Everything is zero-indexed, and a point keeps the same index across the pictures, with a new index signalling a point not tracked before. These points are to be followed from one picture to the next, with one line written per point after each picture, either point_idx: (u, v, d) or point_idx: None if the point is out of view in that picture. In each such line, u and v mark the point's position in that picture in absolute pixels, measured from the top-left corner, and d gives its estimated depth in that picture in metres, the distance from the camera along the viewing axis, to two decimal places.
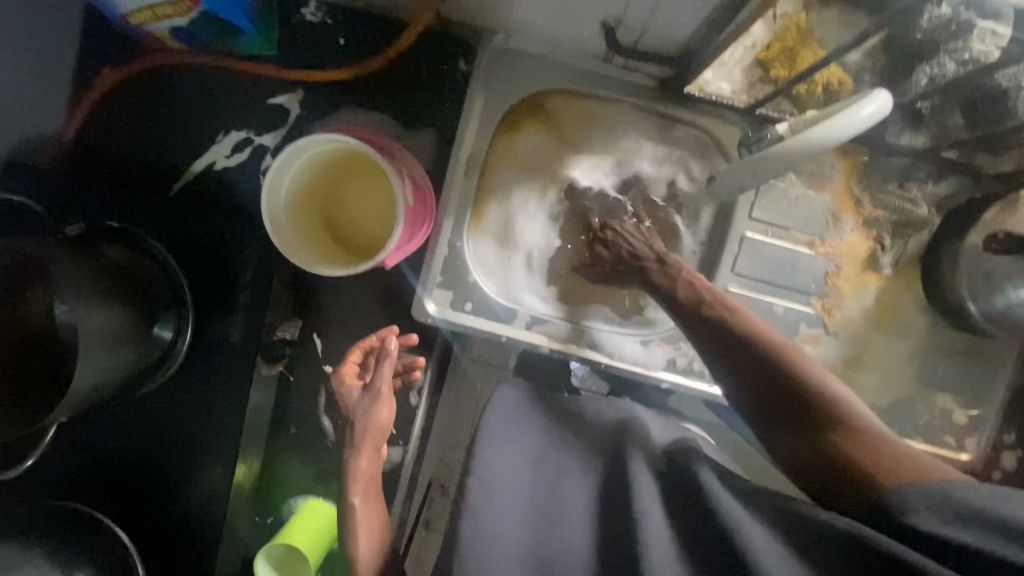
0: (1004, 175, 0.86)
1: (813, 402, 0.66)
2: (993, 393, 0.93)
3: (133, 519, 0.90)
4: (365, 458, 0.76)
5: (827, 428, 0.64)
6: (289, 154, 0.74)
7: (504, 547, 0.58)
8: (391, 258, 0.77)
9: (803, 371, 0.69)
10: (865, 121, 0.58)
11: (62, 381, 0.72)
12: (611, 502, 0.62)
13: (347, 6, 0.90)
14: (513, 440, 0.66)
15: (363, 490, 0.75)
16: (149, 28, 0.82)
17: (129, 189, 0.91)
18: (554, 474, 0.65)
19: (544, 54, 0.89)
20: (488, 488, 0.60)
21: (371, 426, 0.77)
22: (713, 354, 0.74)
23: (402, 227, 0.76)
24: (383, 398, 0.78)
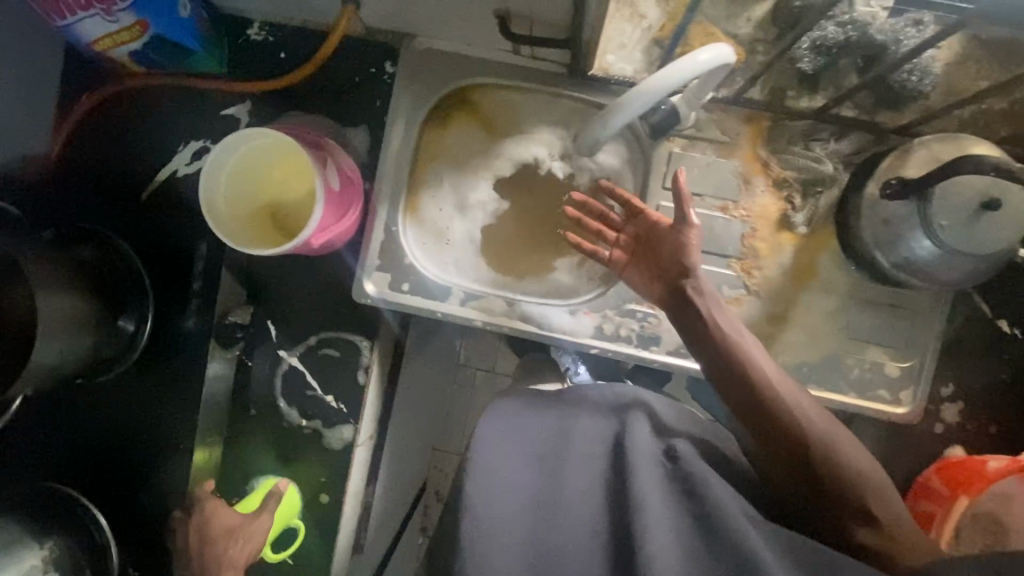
0: (902, 128, 0.89)
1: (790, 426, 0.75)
2: (924, 344, 0.93)
3: (110, 497, 0.98)
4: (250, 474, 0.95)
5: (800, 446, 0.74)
6: (227, 145, 0.84)
7: (503, 544, 0.69)
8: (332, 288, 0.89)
9: (851, 464, 0.74)
10: (701, 66, 0.65)
11: (20, 363, 0.80)
12: (614, 488, 0.72)
13: (285, 24, 1.01)
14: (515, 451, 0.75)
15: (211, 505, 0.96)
16: (112, 54, 0.93)
17: (104, 197, 1.02)
18: (557, 470, 0.75)
19: (460, 52, 0.97)
20: (488, 495, 0.71)
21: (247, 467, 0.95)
22: (755, 429, 0.76)
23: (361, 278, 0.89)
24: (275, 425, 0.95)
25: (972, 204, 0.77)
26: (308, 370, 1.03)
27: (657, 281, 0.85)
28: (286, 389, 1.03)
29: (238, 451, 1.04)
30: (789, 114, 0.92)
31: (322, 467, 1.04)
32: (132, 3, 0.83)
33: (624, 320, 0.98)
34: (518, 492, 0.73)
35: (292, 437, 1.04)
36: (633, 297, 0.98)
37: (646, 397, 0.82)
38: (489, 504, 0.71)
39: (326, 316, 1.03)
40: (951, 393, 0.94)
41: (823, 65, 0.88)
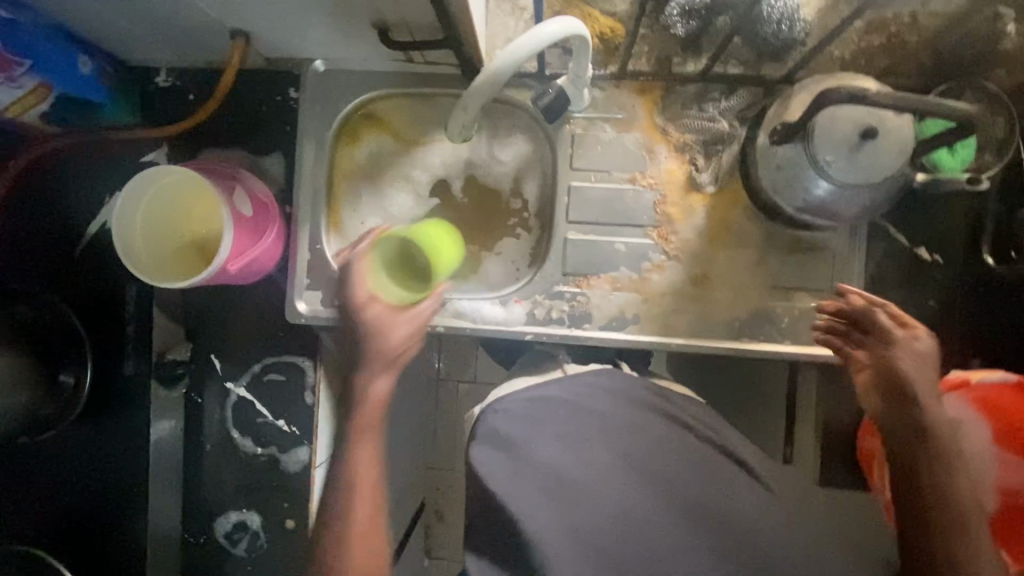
0: (785, 77, 0.91)
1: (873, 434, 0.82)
2: (850, 283, 0.93)
3: (70, 544, 1.01)
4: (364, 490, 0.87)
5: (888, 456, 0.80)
6: (135, 186, 0.86)
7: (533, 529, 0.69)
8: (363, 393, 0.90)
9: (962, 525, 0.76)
10: (550, 37, 0.67)
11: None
12: (633, 469, 0.73)
13: (190, 67, 1.06)
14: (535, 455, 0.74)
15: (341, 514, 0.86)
16: (24, 117, 0.95)
17: (36, 257, 1.04)
18: (580, 455, 0.74)
19: (356, 69, 1.00)
20: (511, 485, 0.72)
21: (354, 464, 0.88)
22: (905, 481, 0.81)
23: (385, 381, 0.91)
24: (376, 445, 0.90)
25: (853, 134, 0.78)
26: (257, 397, 1.04)
27: (868, 371, 0.86)
28: (238, 419, 1.04)
29: (199, 487, 1.04)
30: (677, 79, 0.94)
31: (285, 493, 1.04)
32: (31, 66, 0.86)
33: (554, 303, 0.98)
34: (536, 476, 0.73)
35: (251, 467, 1.04)
36: (560, 279, 0.99)
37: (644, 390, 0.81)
38: (512, 492, 0.72)
39: (266, 342, 1.04)
40: None
41: (697, 28, 0.91)
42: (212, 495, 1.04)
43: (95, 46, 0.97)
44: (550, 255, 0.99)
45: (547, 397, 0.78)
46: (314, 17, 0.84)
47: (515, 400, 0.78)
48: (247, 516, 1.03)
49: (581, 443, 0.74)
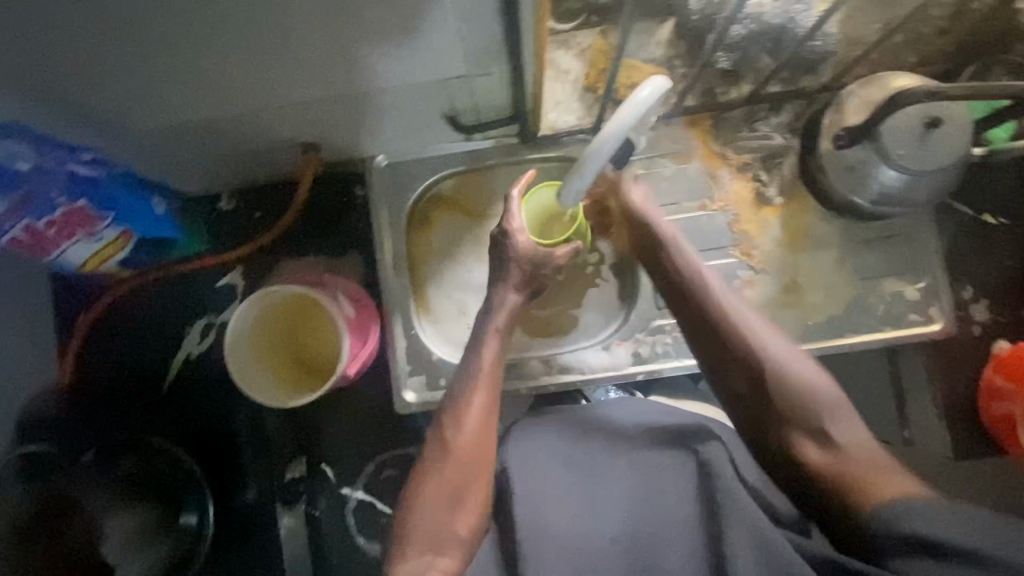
0: (827, 85, 0.97)
1: (826, 409, 0.73)
2: (931, 260, 0.97)
3: None
4: (455, 517, 0.73)
5: (824, 430, 0.72)
6: (244, 308, 0.86)
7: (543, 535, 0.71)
8: (450, 421, 0.79)
9: (830, 438, 0.72)
10: (647, 100, 0.71)
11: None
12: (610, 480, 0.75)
13: (250, 188, 1.09)
14: (523, 475, 0.76)
15: (424, 543, 0.72)
16: (102, 268, 0.97)
17: (130, 403, 1.02)
18: (571, 460, 0.78)
19: (418, 155, 1.03)
20: (526, 490, 0.75)
21: (445, 478, 0.75)
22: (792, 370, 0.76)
23: (470, 409, 0.79)
24: (480, 465, 0.76)
25: (917, 127, 0.84)
26: (375, 497, 1.02)
27: (950, 365, 1.00)
28: (361, 525, 1.01)
29: None
30: (725, 107, 1.00)
31: None
32: (113, 219, 0.87)
33: (656, 338, 1.00)
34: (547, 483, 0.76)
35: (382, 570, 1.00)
36: (656, 314, 1.01)
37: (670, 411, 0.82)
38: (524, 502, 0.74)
39: (376, 437, 1.02)
40: (974, 293, 0.99)
41: (738, 59, 0.97)
42: None
43: (163, 185, 0.98)
44: (640, 293, 1.01)
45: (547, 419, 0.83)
46: (387, 118, 0.88)
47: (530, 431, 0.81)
48: None
49: (579, 479, 0.76)
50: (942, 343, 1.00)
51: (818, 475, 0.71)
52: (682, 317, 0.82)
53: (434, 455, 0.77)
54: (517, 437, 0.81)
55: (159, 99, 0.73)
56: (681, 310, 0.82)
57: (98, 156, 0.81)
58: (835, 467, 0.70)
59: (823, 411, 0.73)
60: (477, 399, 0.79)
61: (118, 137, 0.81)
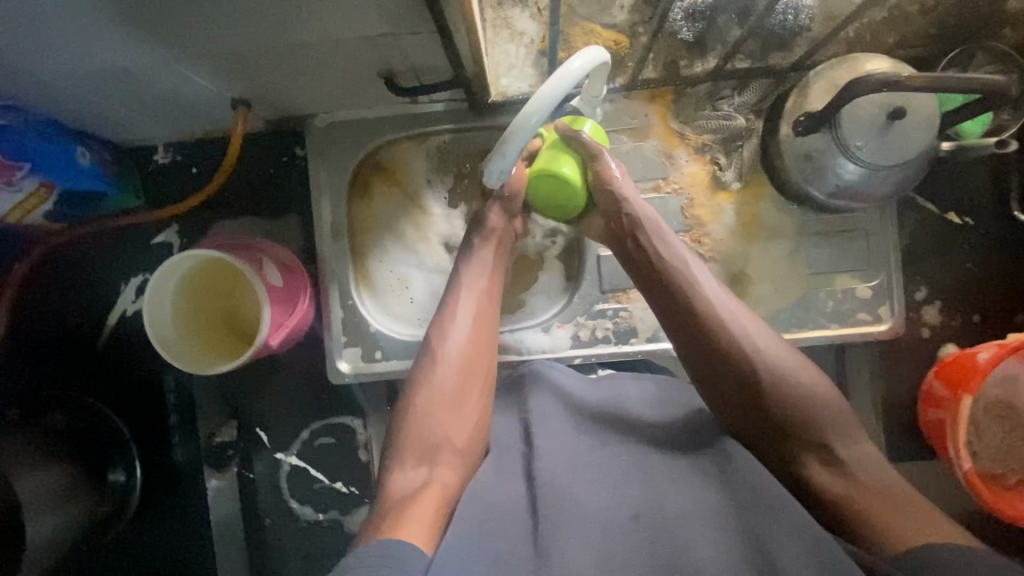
0: (796, 64, 0.91)
1: (828, 422, 0.69)
2: (886, 258, 0.94)
3: None
4: (452, 426, 0.72)
5: (828, 447, 0.67)
6: (164, 273, 0.83)
7: (569, 497, 0.64)
8: (438, 337, 0.78)
9: (837, 446, 0.67)
10: (578, 74, 0.65)
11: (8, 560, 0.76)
12: (618, 445, 0.71)
13: (188, 141, 1.04)
14: (545, 444, 0.70)
15: (419, 451, 0.70)
16: (28, 221, 0.92)
17: (62, 358, 1.01)
18: (601, 430, 0.73)
19: (361, 117, 0.98)
20: (554, 451, 0.69)
21: (439, 391, 0.74)
22: (786, 362, 0.72)
23: (459, 322, 0.79)
24: (475, 375, 0.76)
25: (879, 118, 0.78)
26: (310, 464, 1.02)
27: (894, 364, 0.98)
28: (294, 489, 1.02)
29: (268, 562, 1.02)
30: (687, 82, 0.93)
31: None
32: (30, 169, 0.83)
33: (597, 323, 0.98)
34: (573, 450, 0.70)
35: (315, 533, 1.02)
36: (598, 298, 0.98)
37: (662, 387, 0.80)
38: (548, 461, 0.68)
39: (311, 405, 1.02)
40: (928, 294, 0.96)
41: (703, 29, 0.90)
42: (282, 570, 1.02)
43: (88, 136, 0.93)
44: (585, 276, 0.99)
45: (581, 387, 0.79)
46: (322, 75, 0.83)
47: (560, 393, 0.77)
48: None
49: (598, 445, 0.71)
50: (889, 342, 0.97)
51: (840, 505, 0.65)
52: (688, 345, 0.75)
53: (426, 369, 0.76)
54: (533, 402, 0.76)
55: (63, 52, 0.68)
56: (678, 333, 0.76)
57: (7, 103, 0.76)
58: (845, 489, 0.65)
59: (828, 422, 0.69)
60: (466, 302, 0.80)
61: (28, 93, 0.76)
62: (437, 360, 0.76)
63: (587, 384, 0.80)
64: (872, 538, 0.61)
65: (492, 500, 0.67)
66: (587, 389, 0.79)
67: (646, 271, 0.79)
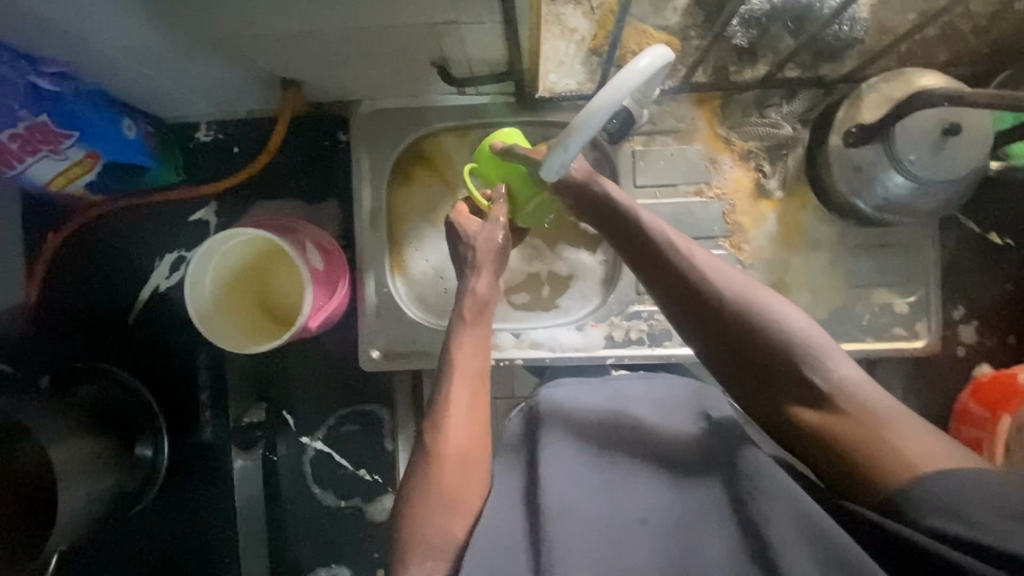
0: (847, 76, 0.91)
1: (804, 352, 0.62)
2: (926, 274, 0.93)
3: None
4: (451, 526, 0.65)
5: (805, 381, 0.62)
6: (205, 253, 0.83)
7: (570, 501, 0.64)
8: (431, 432, 0.68)
9: (818, 378, 0.62)
10: (644, 73, 0.65)
11: (47, 520, 0.78)
12: (622, 471, 0.67)
13: (230, 120, 1.04)
14: (547, 449, 0.69)
15: (422, 553, 0.63)
16: (68, 190, 0.92)
17: (94, 330, 1.00)
18: (603, 434, 0.70)
19: (406, 106, 0.98)
20: (556, 454, 0.68)
21: (436, 495, 0.65)
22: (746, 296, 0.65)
23: (453, 408, 0.69)
24: (474, 464, 0.68)
25: (934, 132, 0.79)
26: (334, 450, 1.02)
27: (927, 382, 0.98)
28: (317, 473, 1.02)
29: (287, 546, 1.01)
30: (736, 88, 0.93)
31: (371, 543, 1.01)
32: (78, 137, 0.82)
33: (632, 324, 0.97)
34: (574, 451, 0.69)
35: (335, 519, 1.02)
36: (634, 299, 0.98)
37: (669, 401, 0.74)
38: (551, 465, 0.67)
39: (339, 391, 1.02)
40: (965, 313, 0.96)
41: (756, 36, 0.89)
42: (301, 554, 1.02)
43: (135, 109, 0.92)
44: (621, 276, 0.98)
45: (584, 386, 0.76)
46: (376, 61, 0.83)
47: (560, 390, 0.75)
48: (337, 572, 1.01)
49: (600, 458, 0.69)
50: (923, 359, 0.97)
51: (829, 447, 0.60)
52: (654, 288, 0.70)
53: (422, 468, 0.67)
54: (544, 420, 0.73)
55: (129, 23, 0.68)
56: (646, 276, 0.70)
57: (65, 73, 0.76)
58: (831, 428, 0.60)
59: (801, 354, 0.63)
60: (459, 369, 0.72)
61: (85, 62, 0.76)
62: (433, 461, 0.67)
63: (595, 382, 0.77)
64: (869, 484, 0.58)
65: (497, 534, 0.64)
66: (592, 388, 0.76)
67: (605, 213, 0.73)
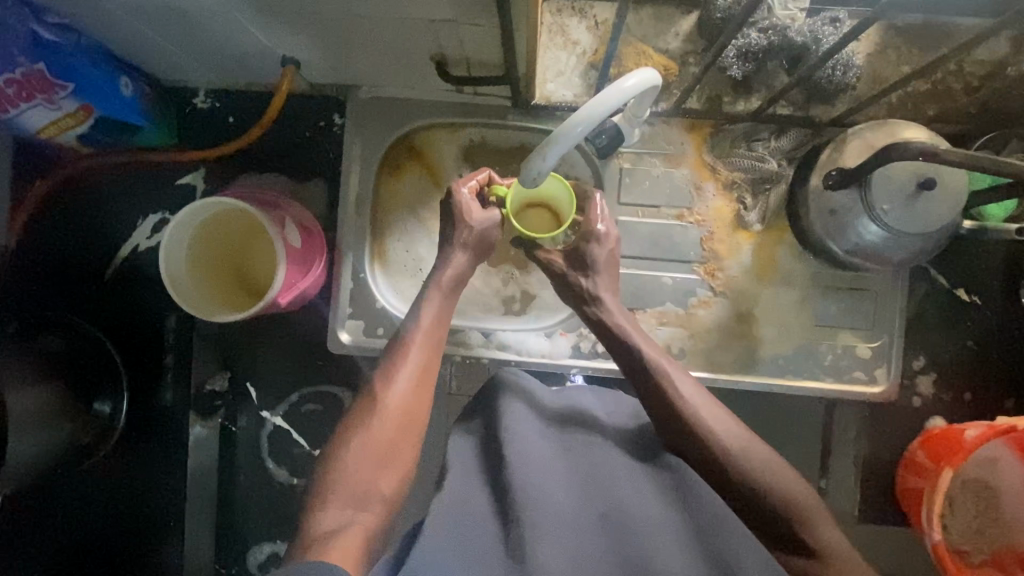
0: (836, 119, 0.93)
1: (798, 511, 0.70)
2: (890, 322, 0.95)
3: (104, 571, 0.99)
4: (379, 478, 0.70)
5: (795, 533, 0.69)
6: (189, 214, 0.84)
7: (549, 497, 0.67)
8: (380, 383, 0.75)
9: (805, 528, 0.69)
10: (630, 92, 0.66)
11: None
12: (576, 463, 0.73)
13: (229, 91, 1.05)
14: (515, 448, 0.71)
15: (347, 496, 0.68)
16: (60, 140, 0.93)
17: (69, 281, 1.01)
18: (560, 438, 0.76)
19: (404, 97, 0.99)
20: (529, 457, 0.71)
21: (371, 441, 0.71)
22: (744, 448, 0.74)
23: (404, 368, 0.76)
24: (412, 427, 0.74)
25: (910, 185, 0.80)
26: (293, 427, 1.02)
27: (881, 427, 0.99)
28: (273, 448, 1.02)
29: (233, 517, 1.02)
30: (727, 118, 0.95)
31: None
32: (73, 90, 0.83)
33: None
34: (543, 459, 0.72)
35: (285, 496, 1.02)
36: None
37: (601, 412, 0.80)
38: (528, 466, 0.70)
39: (305, 369, 1.02)
40: (925, 364, 0.98)
41: (752, 70, 0.91)
42: (246, 527, 1.02)
43: (134, 69, 0.93)
44: None
45: (544, 405, 0.80)
46: (377, 49, 0.84)
47: (531, 409, 0.77)
48: (281, 548, 1.02)
49: (558, 452, 0.74)
50: (878, 405, 0.99)
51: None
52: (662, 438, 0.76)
53: (361, 415, 0.73)
54: (500, 416, 0.76)
55: None
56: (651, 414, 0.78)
57: (66, 24, 0.78)
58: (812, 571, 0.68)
59: (796, 512, 0.70)
60: (415, 350, 0.78)
61: (84, 15, 0.76)
62: (375, 409, 0.73)
63: (551, 403, 0.80)
64: None
65: (460, 503, 0.69)
66: (549, 415, 0.79)
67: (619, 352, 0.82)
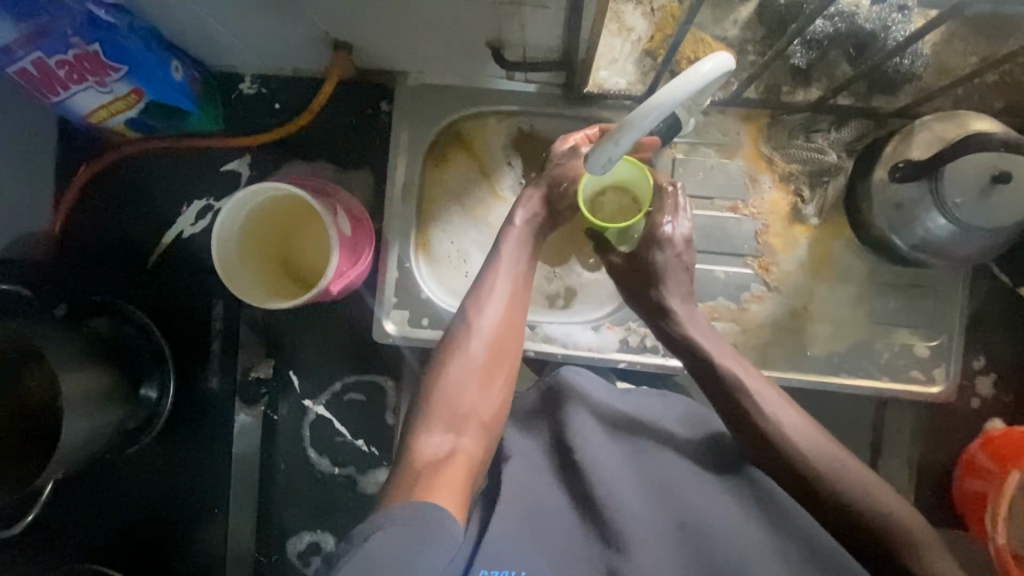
0: (900, 111, 0.90)
1: (894, 522, 0.65)
2: (951, 320, 0.92)
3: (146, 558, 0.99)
4: (477, 403, 0.72)
5: (890, 541, 0.65)
6: (246, 196, 0.84)
7: (620, 507, 0.67)
8: (471, 313, 0.77)
9: (900, 536, 0.65)
10: (706, 77, 0.64)
11: (54, 439, 0.81)
12: (645, 465, 0.73)
13: (275, 76, 1.04)
14: (586, 452, 0.72)
15: (447, 419, 0.70)
16: (106, 124, 0.93)
17: (114, 267, 1.01)
18: (629, 438, 0.75)
19: (451, 84, 0.98)
20: (600, 463, 0.71)
21: (467, 366, 0.74)
22: (825, 445, 0.70)
23: (494, 300, 0.77)
24: (504, 358, 0.76)
25: (981, 179, 0.78)
26: (335, 417, 1.02)
27: (936, 428, 0.97)
28: (315, 438, 1.02)
29: (274, 506, 1.01)
30: (785, 109, 0.92)
31: (357, 515, 1.01)
32: (126, 72, 0.82)
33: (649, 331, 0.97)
34: (613, 464, 0.72)
35: (327, 486, 1.02)
36: None
37: (671, 407, 0.79)
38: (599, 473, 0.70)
39: (348, 359, 1.02)
40: (984, 364, 0.95)
41: (816, 58, 0.89)
42: (286, 517, 1.01)
43: (183, 53, 0.92)
44: None
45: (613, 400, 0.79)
46: (432, 33, 0.82)
47: (600, 407, 0.77)
48: (322, 538, 1.01)
49: (627, 456, 0.74)
50: (934, 405, 0.96)
51: None
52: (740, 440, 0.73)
53: (455, 343, 0.75)
54: (569, 414, 0.76)
55: None
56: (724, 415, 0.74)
57: (121, 6, 0.78)
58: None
59: (892, 519, 0.66)
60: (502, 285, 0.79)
61: None
62: (468, 337, 0.75)
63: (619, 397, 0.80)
64: None
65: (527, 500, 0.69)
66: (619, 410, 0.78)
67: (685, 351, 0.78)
